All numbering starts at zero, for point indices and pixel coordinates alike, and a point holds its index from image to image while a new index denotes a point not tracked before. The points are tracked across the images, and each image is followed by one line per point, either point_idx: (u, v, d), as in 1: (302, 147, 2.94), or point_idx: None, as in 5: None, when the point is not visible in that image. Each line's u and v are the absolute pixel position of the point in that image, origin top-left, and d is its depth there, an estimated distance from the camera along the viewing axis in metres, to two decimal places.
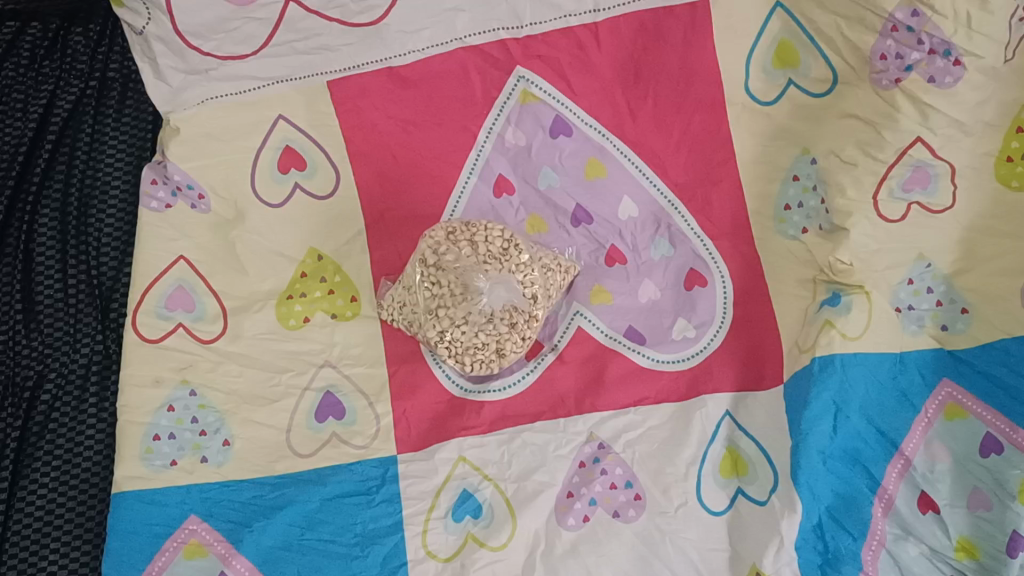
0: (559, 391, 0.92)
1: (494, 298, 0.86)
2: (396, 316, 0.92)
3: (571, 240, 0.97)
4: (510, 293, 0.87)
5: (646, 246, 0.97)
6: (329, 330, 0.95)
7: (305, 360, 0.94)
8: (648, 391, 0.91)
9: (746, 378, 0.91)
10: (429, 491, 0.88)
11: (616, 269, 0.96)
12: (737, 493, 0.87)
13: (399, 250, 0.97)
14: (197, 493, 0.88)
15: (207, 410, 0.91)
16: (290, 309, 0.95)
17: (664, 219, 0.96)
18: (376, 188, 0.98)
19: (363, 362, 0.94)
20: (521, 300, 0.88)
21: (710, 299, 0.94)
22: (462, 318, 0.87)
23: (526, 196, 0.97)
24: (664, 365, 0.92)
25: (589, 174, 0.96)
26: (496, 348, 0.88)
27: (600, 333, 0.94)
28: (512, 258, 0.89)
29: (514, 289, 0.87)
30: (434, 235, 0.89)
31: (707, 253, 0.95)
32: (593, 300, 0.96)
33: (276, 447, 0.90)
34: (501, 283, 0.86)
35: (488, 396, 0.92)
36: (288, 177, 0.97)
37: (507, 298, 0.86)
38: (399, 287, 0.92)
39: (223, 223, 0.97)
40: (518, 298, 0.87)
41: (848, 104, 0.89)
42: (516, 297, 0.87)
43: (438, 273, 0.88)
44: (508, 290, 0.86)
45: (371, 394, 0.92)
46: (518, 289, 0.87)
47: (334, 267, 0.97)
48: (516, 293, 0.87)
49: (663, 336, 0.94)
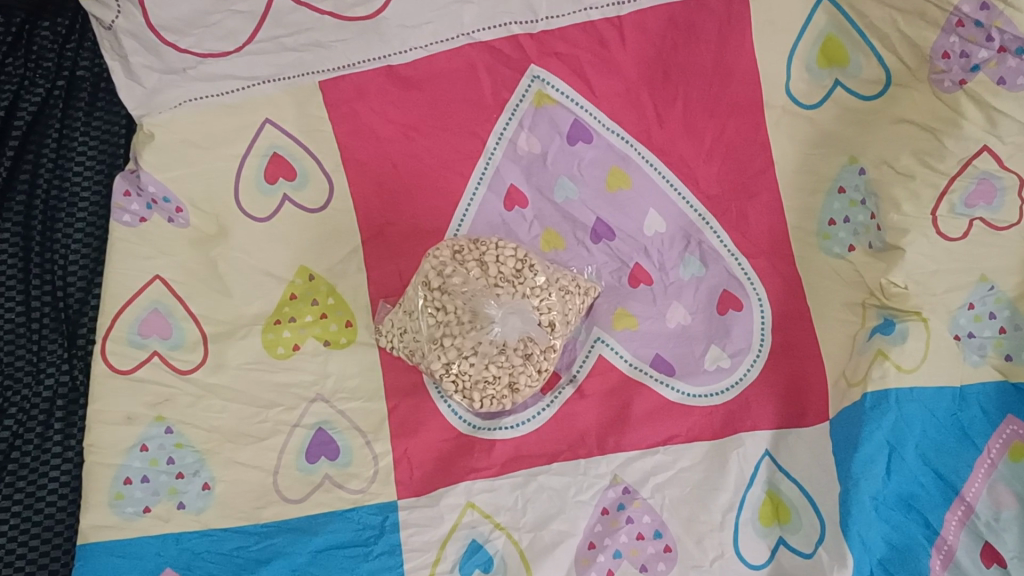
0: (579, 428, 0.82)
1: (506, 328, 0.77)
2: (397, 344, 0.83)
3: (591, 258, 0.87)
4: (525, 322, 0.77)
5: (674, 265, 0.87)
6: (322, 359, 0.85)
7: (295, 393, 0.84)
8: (677, 428, 0.82)
9: (787, 413, 0.81)
10: (435, 542, 0.78)
11: (641, 290, 0.87)
12: (779, 543, 0.78)
13: (400, 269, 0.87)
14: (173, 544, 0.78)
15: (184, 450, 0.81)
16: (277, 335, 0.85)
17: (694, 234, 0.87)
18: (373, 200, 0.88)
19: (360, 395, 0.84)
20: (538, 330, 0.78)
21: (746, 324, 0.85)
22: (471, 350, 0.77)
23: (540, 208, 0.87)
24: (695, 399, 0.83)
25: (611, 184, 0.87)
26: (510, 384, 0.79)
27: (624, 362, 0.84)
28: (527, 281, 0.80)
29: (530, 318, 0.78)
30: (439, 254, 0.80)
31: (743, 274, 0.86)
32: (615, 325, 0.86)
33: (262, 491, 0.80)
34: (515, 312, 0.77)
35: (499, 434, 0.82)
36: (276, 188, 0.88)
37: (522, 328, 0.77)
38: (399, 312, 0.82)
39: (203, 239, 0.87)
40: (534, 328, 0.78)
41: (901, 108, 0.80)
42: (532, 327, 0.78)
43: (444, 298, 0.78)
44: (523, 319, 0.77)
45: (370, 431, 0.83)
46: (534, 318, 0.78)
47: (326, 288, 0.87)
48: (532, 322, 0.78)
49: (694, 366, 0.84)
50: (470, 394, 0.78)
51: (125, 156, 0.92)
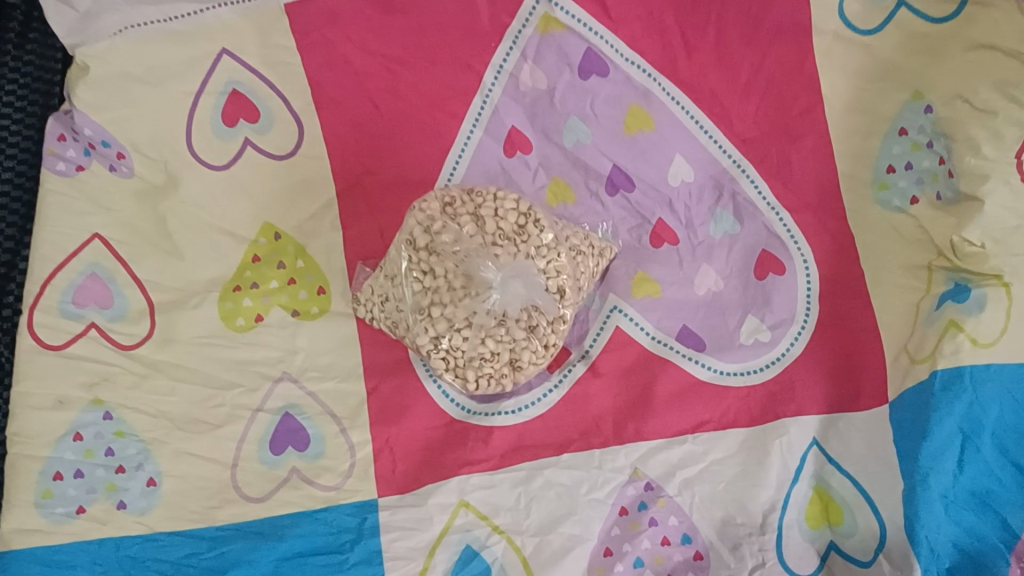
0: (593, 413, 0.69)
1: (507, 295, 0.64)
2: (376, 314, 0.70)
3: (604, 213, 0.74)
4: (529, 288, 0.65)
5: (703, 221, 0.74)
6: (290, 332, 0.72)
7: (257, 372, 0.71)
8: (709, 413, 0.69)
9: (839, 395, 0.68)
10: (422, 549, 0.65)
11: (664, 251, 0.74)
12: (829, 548, 0.66)
13: (382, 226, 0.74)
14: (111, 551, 0.66)
15: (126, 440, 0.69)
16: (237, 305, 0.72)
17: (727, 185, 0.74)
18: (351, 144, 0.75)
19: (334, 374, 0.71)
20: (547, 297, 0.66)
21: (789, 291, 0.72)
22: (463, 321, 0.65)
23: (546, 154, 0.74)
24: (729, 379, 0.70)
25: (630, 126, 0.73)
26: (510, 362, 0.66)
27: (646, 336, 0.71)
28: (531, 238, 0.66)
29: (536, 283, 0.65)
30: (427, 206, 0.66)
31: (785, 231, 0.73)
32: (635, 292, 0.73)
33: (218, 488, 0.68)
34: (517, 276, 0.65)
35: (498, 421, 0.69)
36: (236, 131, 0.74)
37: (527, 295, 0.65)
38: (380, 277, 0.70)
39: (151, 191, 0.74)
40: (541, 295, 0.65)
41: (979, 32, 0.67)
42: (538, 294, 0.65)
43: (431, 259, 0.65)
44: (527, 284, 0.65)
45: (346, 416, 0.70)
46: (541, 283, 0.65)
47: (295, 249, 0.74)
48: (539, 288, 0.65)
49: (728, 340, 0.71)
50: (463, 375, 0.66)
51: (60, 95, 0.78)
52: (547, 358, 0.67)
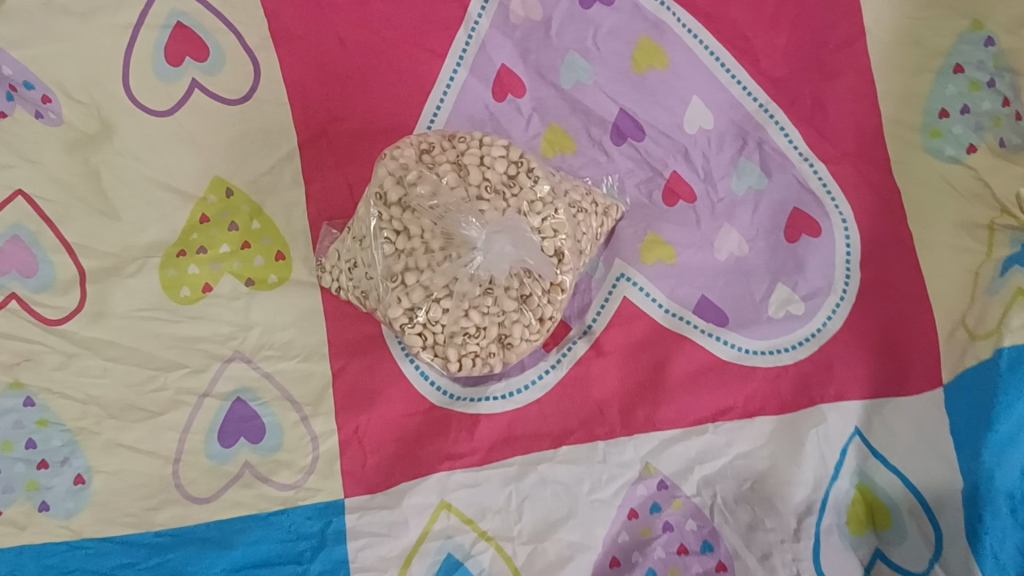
0: (596, 398, 0.59)
1: (491, 256, 0.53)
2: (344, 284, 0.60)
3: (609, 165, 0.64)
4: (521, 249, 0.54)
5: (724, 173, 0.63)
6: (242, 305, 0.61)
7: (203, 350, 0.60)
8: (732, 398, 0.59)
9: (884, 376, 0.58)
10: (395, 558, 0.55)
11: (679, 209, 0.63)
12: (875, 559, 0.55)
13: (350, 180, 0.65)
14: (30, 561, 0.55)
15: (50, 430, 0.58)
16: (181, 273, 0.62)
17: (753, 131, 0.63)
18: (314, 86, 0.64)
19: (294, 353, 0.61)
20: (540, 257, 0.54)
21: (824, 256, 0.61)
22: (443, 289, 0.55)
23: (541, 97, 0.64)
24: (756, 358, 0.60)
25: (639, 63, 0.63)
26: (498, 338, 0.56)
27: (658, 308, 0.61)
28: (523, 192, 0.56)
29: (529, 242, 0.54)
30: (400, 153, 0.56)
31: (819, 184, 0.62)
32: (645, 257, 0.62)
33: (158, 487, 0.58)
34: (506, 235, 0.54)
35: (485, 407, 0.59)
36: (182, 71, 0.63)
37: (518, 257, 0.54)
38: (347, 239, 0.59)
39: (83, 141, 0.62)
40: (534, 256, 0.54)
41: None
42: (531, 255, 0.54)
43: (405, 216, 0.55)
44: (518, 245, 0.54)
45: (307, 403, 0.59)
46: (535, 243, 0.54)
47: (249, 207, 0.63)
48: (532, 248, 0.54)
49: (753, 312, 0.61)
50: (443, 354, 0.55)
51: None
52: (542, 334, 0.57)
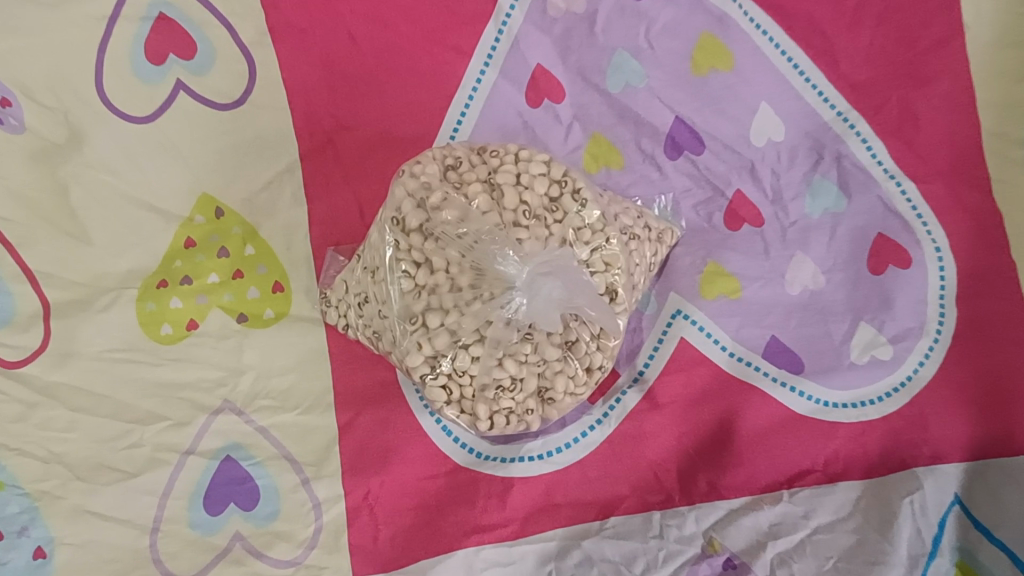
0: (650, 459, 0.50)
1: (530, 298, 0.44)
2: (354, 323, 0.51)
3: (663, 183, 0.55)
4: (571, 291, 0.44)
5: (796, 193, 0.54)
6: (233, 345, 0.52)
7: (186, 400, 0.51)
8: (809, 460, 0.50)
9: (992, 437, 0.48)
10: None
11: (744, 235, 0.54)
12: None
13: (361, 198, 0.55)
14: None
15: (6, 493, 0.48)
16: (162, 307, 0.52)
17: (830, 145, 0.54)
18: (318, 89, 0.55)
19: (293, 403, 0.52)
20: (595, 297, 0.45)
21: (915, 291, 0.52)
22: (472, 335, 0.46)
23: (584, 104, 0.55)
24: (837, 413, 0.51)
25: (699, 64, 0.54)
26: (536, 391, 0.47)
27: (721, 352, 0.52)
28: (568, 218, 0.47)
29: (581, 282, 0.45)
30: (422, 170, 0.47)
31: (908, 206, 0.53)
32: (705, 291, 0.53)
33: (133, 562, 0.48)
34: (554, 274, 0.44)
35: (519, 469, 0.50)
36: (165, 69, 0.53)
37: (566, 300, 0.45)
38: (356, 269, 0.51)
39: (50, 151, 0.52)
40: (586, 298, 0.45)
41: None
42: (583, 298, 0.45)
43: (427, 246, 0.46)
44: (569, 286, 0.44)
45: (309, 463, 0.50)
46: (589, 283, 0.45)
47: (241, 228, 0.54)
48: (585, 289, 0.45)
49: (833, 359, 0.52)
50: (472, 411, 0.47)
51: None
52: (589, 387, 0.48)
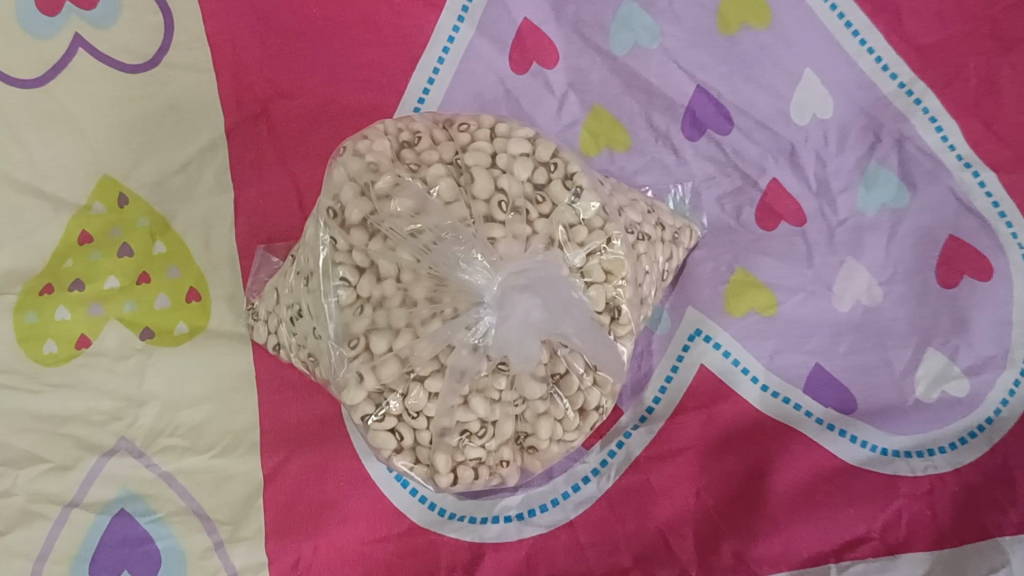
0: (661, 522, 0.39)
1: (505, 319, 0.34)
2: (286, 343, 0.40)
3: (680, 169, 0.44)
4: (555, 313, 0.34)
5: (846, 184, 0.43)
6: (134, 368, 0.41)
7: (70, 438, 0.40)
8: (866, 525, 0.39)
9: None
10: None
11: (780, 235, 0.43)
12: None
13: (300, 182, 0.44)
14: None
15: None
16: (45, 319, 0.41)
17: (889, 127, 0.43)
18: (250, 47, 0.44)
19: (208, 443, 0.41)
20: (586, 321, 0.34)
21: (999, 310, 0.41)
22: (429, 363, 0.35)
23: (582, 69, 0.44)
24: (900, 465, 0.40)
25: (727, 20, 0.43)
26: (514, 437, 0.36)
27: (752, 384, 0.41)
28: (558, 211, 0.36)
29: (568, 301, 0.34)
30: (369, 147, 0.36)
31: (990, 205, 0.42)
32: (731, 308, 0.42)
33: None
34: (532, 289, 0.34)
35: (494, 531, 0.39)
36: (60, 21, 0.43)
37: (549, 325, 0.34)
38: (289, 274, 0.39)
39: None
40: (574, 323, 0.34)
41: None
42: (569, 323, 0.34)
43: (372, 247, 0.35)
44: (552, 307, 0.34)
45: (224, 521, 0.40)
46: (578, 302, 0.34)
47: (150, 220, 0.43)
48: (573, 310, 0.34)
49: (892, 392, 0.41)
50: (428, 463, 0.36)
51: None
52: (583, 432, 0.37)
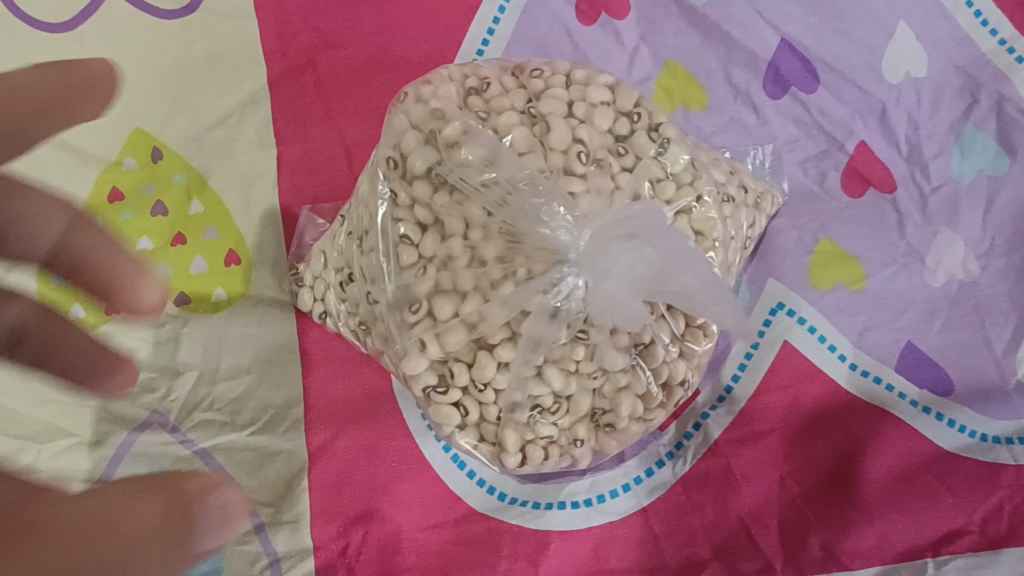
0: (743, 512, 0.36)
1: (604, 274, 0.29)
2: (334, 310, 0.36)
3: (761, 130, 0.40)
4: (667, 264, 0.29)
5: (939, 148, 0.40)
6: (168, 336, 0.38)
7: (99, 410, 0.37)
8: (968, 517, 0.35)
9: None
10: None
11: (869, 202, 0.40)
12: None
13: (348, 139, 0.41)
14: None
15: None
16: None
17: (987, 85, 0.40)
18: None
19: (248, 418, 0.37)
20: (706, 273, 0.30)
21: None
22: (500, 330, 0.31)
23: (655, 19, 0.41)
24: (1002, 452, 0.36)
25: None
26: (590, 413, 0.33)
27: (841, 362, 0.38)
28: (644, 163, 0.32)
29: (683, 251, 0.29)
30: (433, 93, 0.33)
31: None
32: (817, 278, 0.39)
33: None
34: (640, 237, 0.29)
35: (560, 518, 0.36)
36: None
37: (659, 278, 0.29)
38: (340, 234, 0.36)
39: None
40: (689, 276, 0.29)
41: None
42: (685, 276, 0.29)
43: (439, 200, 0.31)
44: (664, 257, 0.29)
45: (264, 503, 0.36)
46: (692, 251, 0.30)
47: (186, 177, 0.40)
48: (689, 261, 0.29)
49: (991, 372, 0.38)
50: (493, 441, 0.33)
51: None
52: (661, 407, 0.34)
